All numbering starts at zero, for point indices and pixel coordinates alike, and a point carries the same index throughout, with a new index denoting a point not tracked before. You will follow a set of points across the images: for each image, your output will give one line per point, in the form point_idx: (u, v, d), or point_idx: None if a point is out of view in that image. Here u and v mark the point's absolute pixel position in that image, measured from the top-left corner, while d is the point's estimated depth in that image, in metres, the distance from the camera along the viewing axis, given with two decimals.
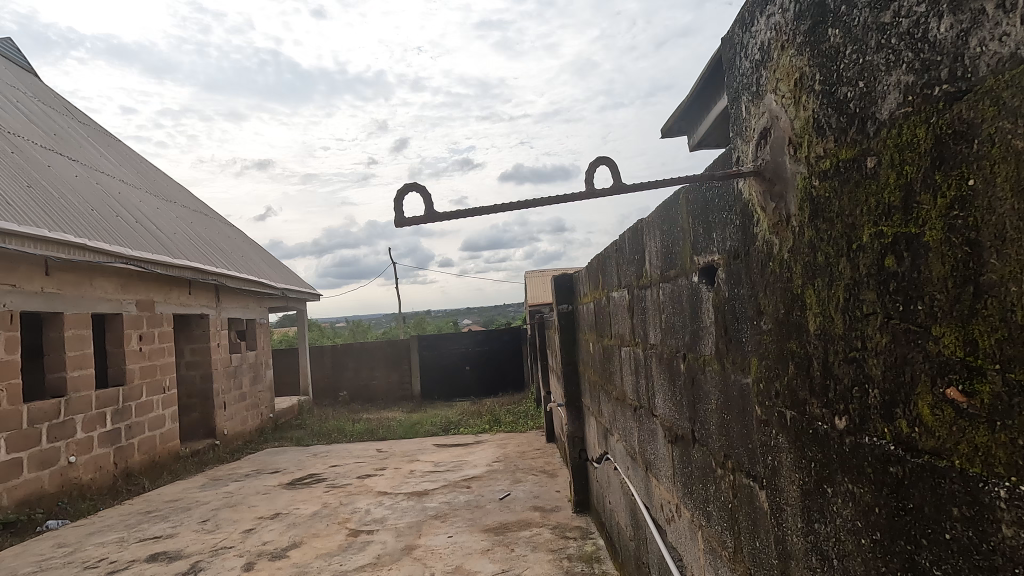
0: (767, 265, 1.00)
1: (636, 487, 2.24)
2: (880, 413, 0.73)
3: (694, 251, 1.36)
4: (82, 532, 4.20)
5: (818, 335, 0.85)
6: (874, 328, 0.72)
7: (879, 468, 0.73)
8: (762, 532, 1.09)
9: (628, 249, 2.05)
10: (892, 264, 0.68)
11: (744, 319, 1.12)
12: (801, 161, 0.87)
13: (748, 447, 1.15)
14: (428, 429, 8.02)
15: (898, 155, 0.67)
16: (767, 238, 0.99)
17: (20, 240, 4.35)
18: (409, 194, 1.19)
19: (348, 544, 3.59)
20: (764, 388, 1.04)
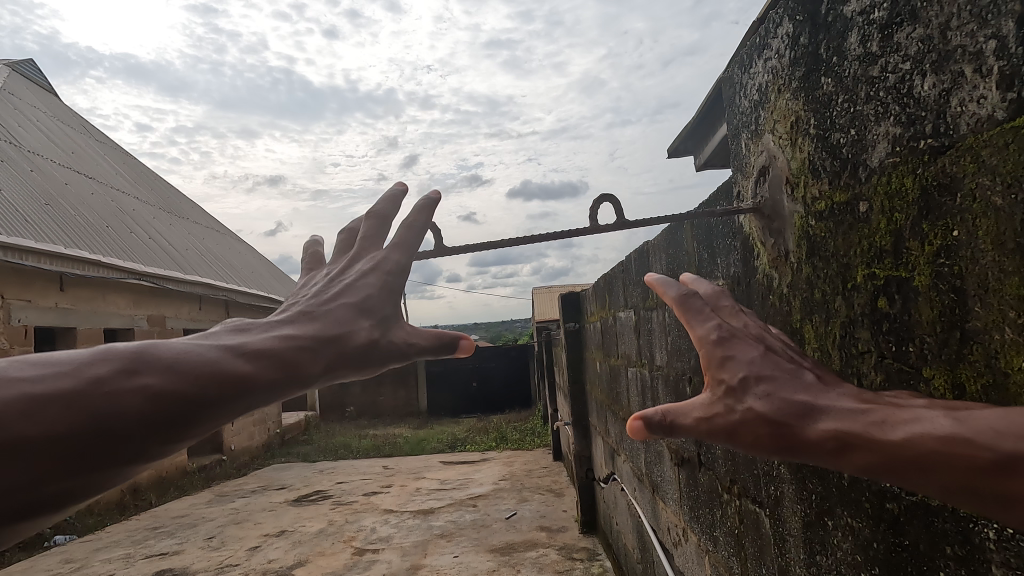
0: (768, 298, 1.01)
1: (643, 509, 2.22)
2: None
3: (699, 276, 1.37)
4: (88, 548, 4.21)
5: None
6: (870, 366, 0.73)
7: (876, 504, 0.73)
8: (767, 557, 1.08)
9: (634, 270, 2.05)
10: (885, 305, 0.70)
11: None
12: (798, 201, 0.89)
13: (752, 472, 1.14)
14: (434, 445, 7.98)
15: (888, 202, 0.69)
16: (767, 273, 1.00)
17: (37, 257, 4.44)
18: (421, 228, 1.21)
19: (353, 563, 3.56)
20: None
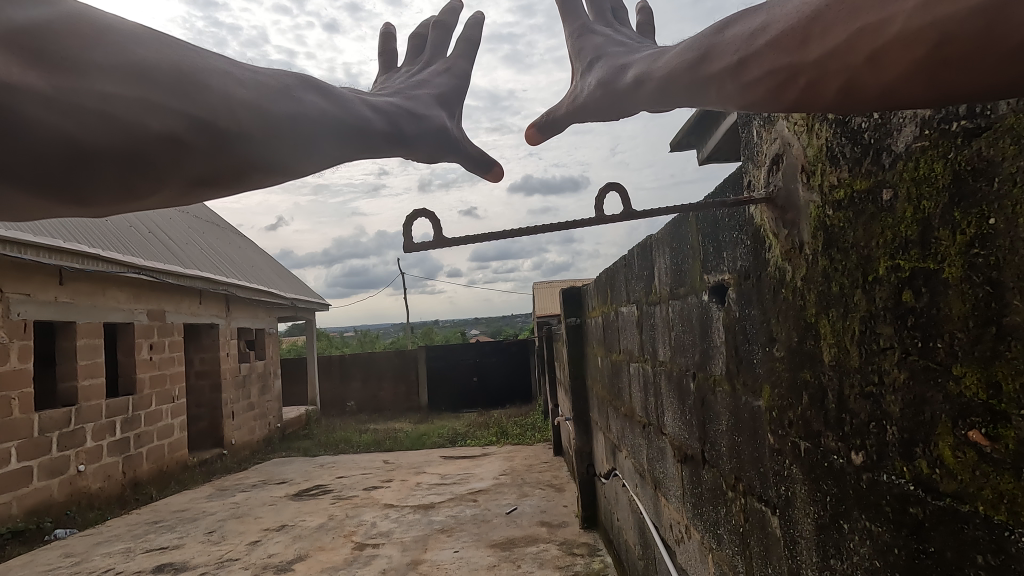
0: (779, 291, 0.99)
1: (644, 505, 2.20)
2: (898, 451, 0.71)
3: (704, 270, 1.35)
4: (89, 542, 4.21)
5: (832, 367, 0.83)
6: (892, 364, 0.72)
7: (898, 509, 0.71)
8: (774, 558, 1.07)
9: (636, 264, 2.04)
10: (909, 298, 0.68)
11: (755, 342, 1.10)
12: (815, 190, 0.87)
13: (759, 471, 1.13)
14: (434, 440, 7.98)
15: (915, 189, 0.66)
16: (779, 265, 0.98)
17: (36, 250, 4.45)
18: (418, 217, 1.18)
19: (353, 558, 3.56)
20: (776, 416, 1.02)
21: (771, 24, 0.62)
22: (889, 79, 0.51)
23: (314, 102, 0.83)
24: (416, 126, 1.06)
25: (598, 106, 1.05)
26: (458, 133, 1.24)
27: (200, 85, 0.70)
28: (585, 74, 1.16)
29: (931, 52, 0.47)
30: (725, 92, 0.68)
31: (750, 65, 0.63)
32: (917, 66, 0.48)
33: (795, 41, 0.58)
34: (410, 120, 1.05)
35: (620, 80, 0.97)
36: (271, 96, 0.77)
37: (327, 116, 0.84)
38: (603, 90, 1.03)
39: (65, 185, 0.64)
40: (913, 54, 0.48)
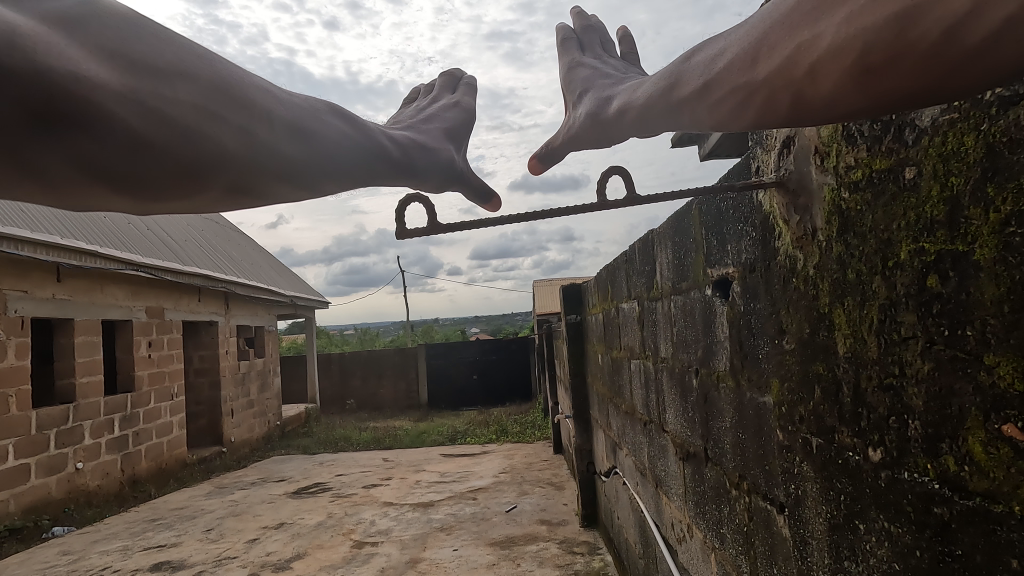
0: (790, 281, 0.97)
1: (645, 504, 2.19)
2: (922, 447, 0.69)
3: (707, 263, 1.33)
4: (87, 540, 4.20)
5: (848, 359, 0.81)
6: (915, 354, 0.69)
7: (920, 509, 0.69)
8: (780, 559, 1.06)
9: (637, 260, 2.02)
10: (934, 283, 0.65)
11: (762, 336, 1.08)
12: (829, 172, 0.84)
13: (764, 469, 1.11)
14: (434, 438, 7.96)
15: (941, 165, 0.63)
16: (789, 253, 0.96)
17: (33, 247, 4.44)
18: (412, 203, 1.16)
19: (352, 556, 3.55)
20: (786, 411, 1.00)
21: (728, 52, 0.67)
22: (832, 87, 0.53)
23: (341, 129, 0.84)
24: (425, 158, 1.05)
25: (590, 136, 1.05)
26: (463, 165, 1.23)
27: (250, 103, 0.71)
28: (577, 105, 1.17)
29: (857, 59, 0.50)
30: (699, 116, 0.72)
31: (712, 88, 0.67)
32: (849, 72, 0.51)
33: (746, 60, 0.62)
34: (417, 149, 1.04)
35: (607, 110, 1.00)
36: (309, 121, 0.78)
37: (352, 142, 0.85)
38: (592, 120, 1.03)
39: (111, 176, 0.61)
40: (843, 63, 0.51)
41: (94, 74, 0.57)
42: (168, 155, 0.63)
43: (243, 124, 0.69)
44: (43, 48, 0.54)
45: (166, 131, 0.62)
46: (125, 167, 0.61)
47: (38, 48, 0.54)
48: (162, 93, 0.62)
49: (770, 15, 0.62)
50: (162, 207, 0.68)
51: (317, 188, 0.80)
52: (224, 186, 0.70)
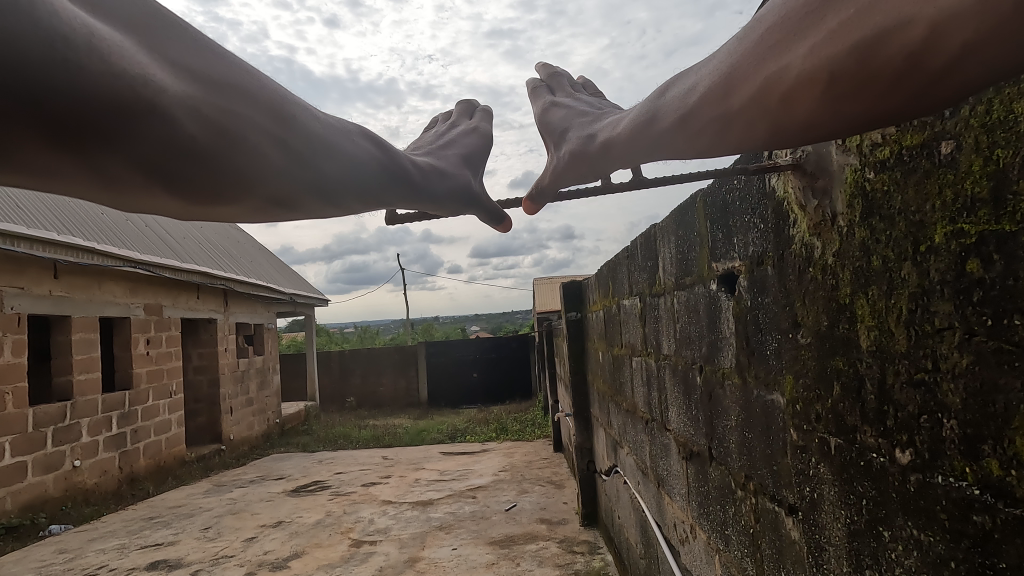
0: (806, 271, 0.92)
1: (646, 503, 2.17)
2: (958, 447, 0.64)
3: (712, 257, 1.30)
4: (83, 538, 4.18)
5: (872, 353, 0.77)
6: (949, 347, 0.64)
7: (955, 514, 0.65)
8: (789, 563, 1.03)
9: (639, 256, 2.00)
10: (974, 269, 0.60)
11: (775, 329, 1.04)
12: (852, 152, 0.78)
13: (772, 469, 1.08)
14: (434, 436, 7.94)
15: (985, 138, 0.57)
16: (806, 241, 0.91)
17: (29, 243, 4.42)
18: None
19: (350, 555, 3.53)
20: (802, 409, 0.96)
21: (700, 83, 0.66)
22: (808, 114, 0.52)
23: (368, 147, 0.84)
24: (441, 184, 1.06)
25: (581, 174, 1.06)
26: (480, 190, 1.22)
27: (292, 117, 0.70)
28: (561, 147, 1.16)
29: (827, 87, 0.49)
30: (686, 145, 0.71)
31: (691, 123, 0.66)
32: (821, 100, 0.50)
33: (717, 94, 0.61)
34: (430, 174, 1.03)
35: (591, 144, 1.00)
36: (342, 140, 0.79)
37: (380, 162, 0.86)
38: (578, 158, 1.04)
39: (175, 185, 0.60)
40: (816, 91, 0.50)
41: (162, 82, 0.56)
42: (218, 165, 0.62)
43: (286, 138, 0.68)
44: (114, 50, 0.52)
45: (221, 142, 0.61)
46: (177, 174, 0.59)
47: (109, 50, 0.52)
48: (218, 105, 0.61)
49: (739, 45, 0.61)
50: (194, 214, 0.66)
51: (341, 202, 0.80)
52: (260, 197, 0.68)
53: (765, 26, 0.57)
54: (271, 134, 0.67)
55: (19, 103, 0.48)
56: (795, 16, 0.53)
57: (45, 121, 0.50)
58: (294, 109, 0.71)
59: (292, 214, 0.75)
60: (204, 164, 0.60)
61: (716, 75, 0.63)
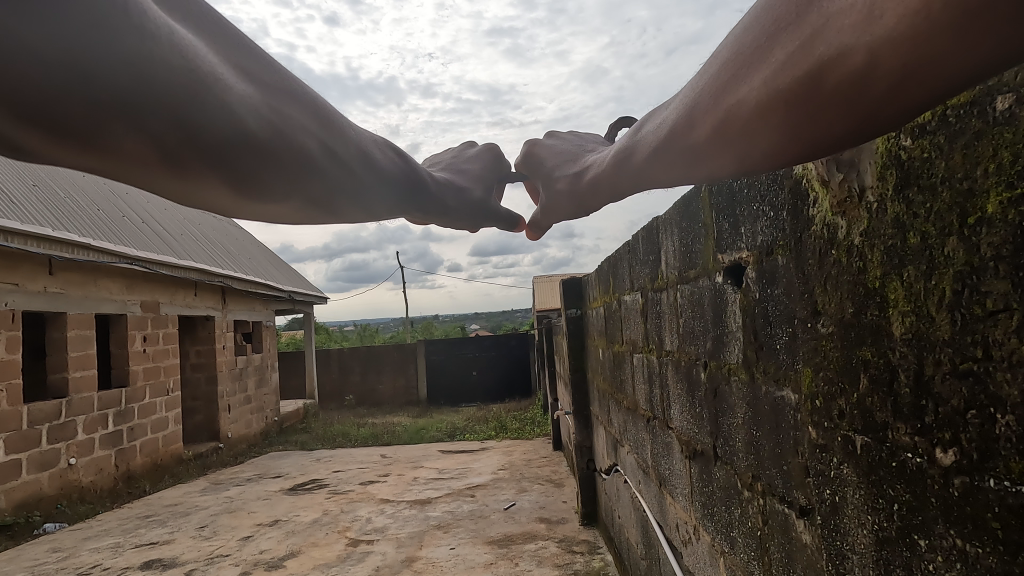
0: (828, 254, 0.80)
1: (647, 502, 2.14)
2: (1017, 448, 0.52)
3: (717, 249, 1.27)
4: (78, 537, 4.16)
5: (906, 342, 0.65)
6: (1005, 332, 0.52)
7: (1011, 526, 0.53)
8: (798, 565, 0.99)
9: (642, 250, 1.96)
10: None
11: (792, 320, 0.94)
12: None
13: (782, 470, 1.03)
14: (433, 434, 7.91)
15: None
16: (827, 221, 0.80)
17: (23, 239, 4.38)
18: None
19: (347, 555, 3.50)
20: (822, 405, 0.85)
21: (667, 114, 0.65)
22: (769, 144, 0.49)
23: (397, 158, 0.87)
24: (456, 194, 1.05)
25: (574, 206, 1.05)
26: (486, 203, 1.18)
27: (336, 124, 0.74)
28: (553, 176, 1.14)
29: (782, 116, 0.47)
30: (665, 177, 0.70)
31: (664, 159, 0.64)
32: (780, 128, 0.48)
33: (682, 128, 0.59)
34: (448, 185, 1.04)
35: (584, 176, 0.97)
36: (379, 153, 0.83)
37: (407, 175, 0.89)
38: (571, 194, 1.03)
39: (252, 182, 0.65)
40: (771, 120, 0.48)
41: (231, 83, 0.59)
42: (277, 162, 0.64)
43: (330, 141, 0.71)
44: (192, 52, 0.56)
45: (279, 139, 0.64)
46: (242, 167, 0.62)
47: (187, 50, 0.56)
48: (282, 111, 0.65)
49: (698, 81, 0.59)
50: (247, 211, 0.68)
51: (373, 205, 0.83)
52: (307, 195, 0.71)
53: (718, 61, 0.56)
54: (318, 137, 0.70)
55: (127, 108, 0.53)
56: (743, 52, 0.51)
57: (132, 113, 0.53)
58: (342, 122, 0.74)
59: (333, 214, 0.78)
60: (263, 159, 0.63)
61: (678, 108, 0.61)
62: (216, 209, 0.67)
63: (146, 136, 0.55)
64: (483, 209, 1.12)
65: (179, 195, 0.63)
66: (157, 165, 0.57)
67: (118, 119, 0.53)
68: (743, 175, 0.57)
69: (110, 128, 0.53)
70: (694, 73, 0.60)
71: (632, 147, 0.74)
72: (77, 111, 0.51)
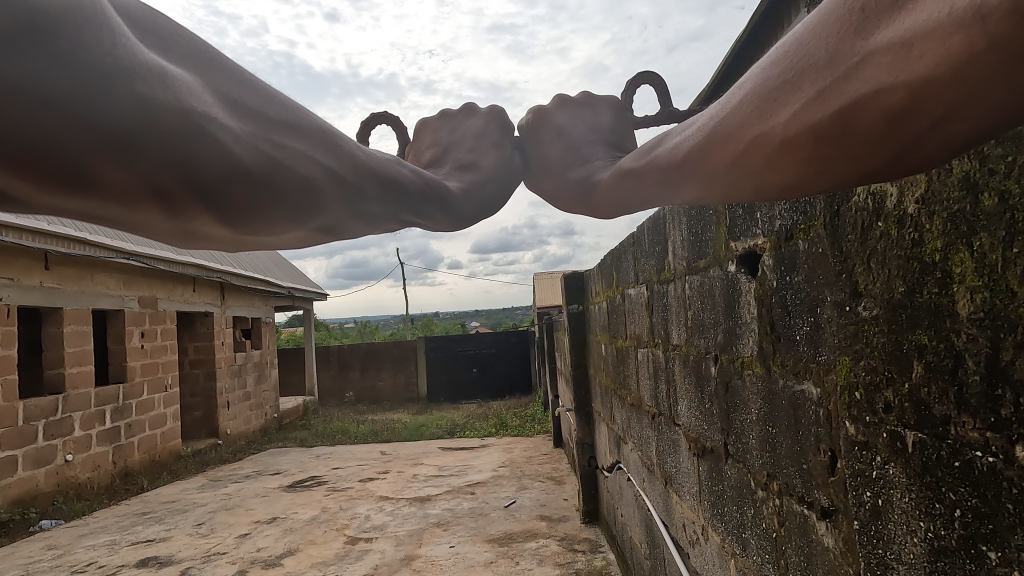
0: (872, 228, 0.72)
1: (652, 500, 2.11)
2: None
3: (730, 237, 1.23)
4: (74, 534, 4.13)
5: (975, 323, 0.57)
6: None
7: None
8: (819, 568, 0.94)
9: (647, 241, 1.92)
10: None
11: (824, 307, 0.87)
12: None
13: (804, 469, 0.98)
14: (433, 431, 7.89)
15: None
16: (870, 193, 0.72)
17: (18, 233, 4.35)
18: (382, 122, 1.18)
19: (345, 553, 3.47)
20: (859, 397, 0.76)
21: (680, 139, 0.66)
22: (794, 175, 0.51)
23: (416, 176, 0.85)
24: (471, 201, 1.00)
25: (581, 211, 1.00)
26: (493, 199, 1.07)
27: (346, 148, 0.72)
28: (568, 171, 1.07)
29: (811, 151, 0.49)
30: (679, 197, 0.70)
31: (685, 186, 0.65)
32: (807, 164, 0.50)
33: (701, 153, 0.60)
34: (464, 192, 0.99)
35: (594, 189, 0.94)
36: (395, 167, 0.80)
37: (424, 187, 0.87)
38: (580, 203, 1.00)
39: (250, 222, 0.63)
40: (798, 154, 0.50)
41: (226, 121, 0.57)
42: (277, 192, 0.61)
43: (337, 165, 0.68)
44: (186, 89, 0.55)
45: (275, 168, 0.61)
46: (238, 201, 0.59)
47: (179, 86, 0.55)
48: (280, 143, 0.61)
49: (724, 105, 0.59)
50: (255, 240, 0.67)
51: (382, 223, 0.81)
52: (314, 221, 0.69)
53: (741, 91, 0.57)
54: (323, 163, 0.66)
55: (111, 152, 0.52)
56: (768, 83, 0.53)
57: (117, 146, 0.52)
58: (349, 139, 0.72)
59: (337, 234, 0.76)
60: (262, 191, 0.61)
61: (694, 135, 0.62)
62: (213, 241, 0.65)
63: (132, 172, 0.53)
64: (486, 209, 1.04)
65: (172, 233, 0.62)
66: (146, 202, 0.56)
67: (105, 156, 0.52)
68: (758, 201, 0.58)
69: (95, 165, 0.52)
70: (711, 103, 0.62)
71: (638, 171, 0.75)
72: (64, 150, 0.51)
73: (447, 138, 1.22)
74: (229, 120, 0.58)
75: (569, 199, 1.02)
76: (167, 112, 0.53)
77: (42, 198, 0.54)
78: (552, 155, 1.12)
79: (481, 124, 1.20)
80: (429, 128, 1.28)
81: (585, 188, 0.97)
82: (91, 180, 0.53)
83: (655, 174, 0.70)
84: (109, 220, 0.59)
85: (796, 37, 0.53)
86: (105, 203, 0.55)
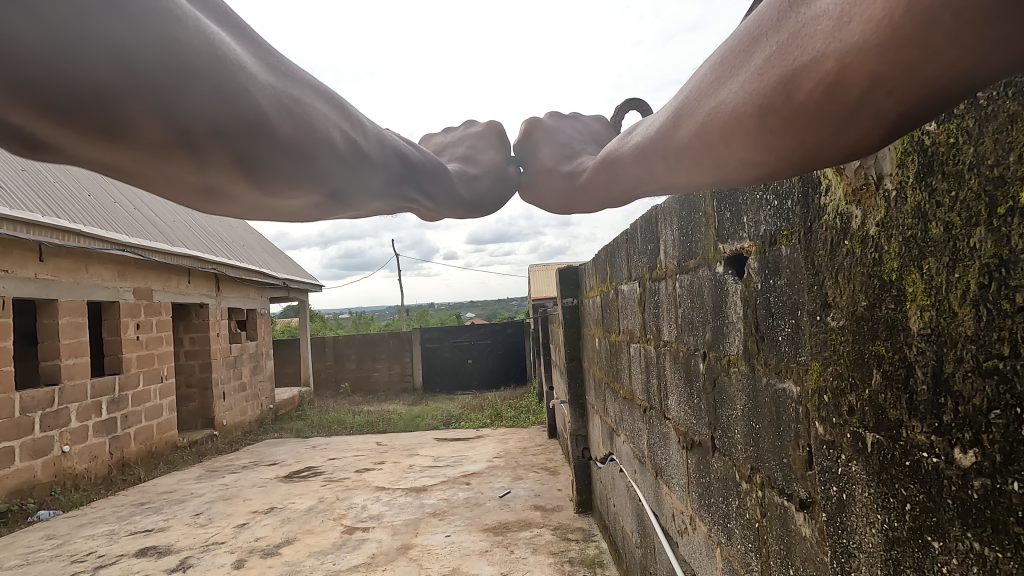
0: (840, 245, 0.75)
1: (643, 492, 2.15)
2: None
3: (719, 238, 1.25)
4: (73, 524, 4.16)
5: (924, 337, 0.60)
6: None
7: None
8: (797, 559, 0.98)
9: (639, 238, 1.95)
10: None
11: (801, 312, 0.91)
12: None
13: (782, 463, 1.02)
14: (429, 421, 7.96)
15: None
16: (840, 211, 0.75)
17: (12, 225, 4.34)
18: None
19: (342, 542, 3.52)
20: (828, 400, 0.80)
21: (657, 121, 0.66)
22: (749, 152, 0.51)
23: (411, 149, 0.84)
24: (469, 187, 1.02)
25: (571, 202, 1.02)
26: (485, 194, 1.08)
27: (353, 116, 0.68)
28: (558, 169, 1.08)
29: (757, 122, 0.49)
30: (656, 182, 0.69)
31: (657, 157, 0.64)
32: (756, 136, 0.49)
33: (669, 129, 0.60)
34: (461, 178, 1.01)
35: (581, 179, 0.96)
36: (390, 136, 0.78)
37: (416, 157, 0.84)
38: (570, 197, 1.01)
39: (273, 182, 0.59)
40: (747, 126, 0.49)
41: (252, 71, 0.54)
42: (299, 151, 0.58)
43: (352, 131, 0.66)
44: (213, 35, 0.51)
45: (301, 125, 0.57)
46: (262, 157, 0.56)
47: (210, 32, 0.51)
48: (298, 98, 0.58)
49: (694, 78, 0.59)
50: (270, 204, 0.63)
51: (384, 193, 0.78)
52: (329, 183, 0.65)
53: (709, 73, 0.57)
54: (340, 126, 0.65)
55: (146, 100, 0.47)
56: (728, 57, 0.54)
57: (152, 94, 0.47)
58: (354, 107, 0.69)
59: (344, 203, 0.72)
60: (287, 148, 0.57)
61: (672, 113, 0.61)
62: (233, 204, 0.60)
63: (164, 119, 0.49)
64: (483, 206, 1.06)
65: (192, 191, 0.57)
66: (170, 151, 0.51)
67: (139, 100, 0.47)
68: (726, 182, 0.58)
69: (129, 110, 0.47)
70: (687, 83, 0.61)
71: (621, 154, 0.76)
72: (98, 95, 0.45)
73: (447, 141, 1.24)
74: (253, 69, 0.54)
75: (556, 189, 1.04)
76: (201, 61, 0.49)
77: (71, 144, 0.48)
78: (545, 154, 1.14)
79: (480, 128, 1.22)
80: (431, 140, 1.30)
81: (572, 179, 1.00)
82: (122, 123, 0.47)
83: (635, 157, 0.70)
84: (133, 175, 0.53)
85: (753, 16, 0.53)
86: (134, 153, 0.50)
